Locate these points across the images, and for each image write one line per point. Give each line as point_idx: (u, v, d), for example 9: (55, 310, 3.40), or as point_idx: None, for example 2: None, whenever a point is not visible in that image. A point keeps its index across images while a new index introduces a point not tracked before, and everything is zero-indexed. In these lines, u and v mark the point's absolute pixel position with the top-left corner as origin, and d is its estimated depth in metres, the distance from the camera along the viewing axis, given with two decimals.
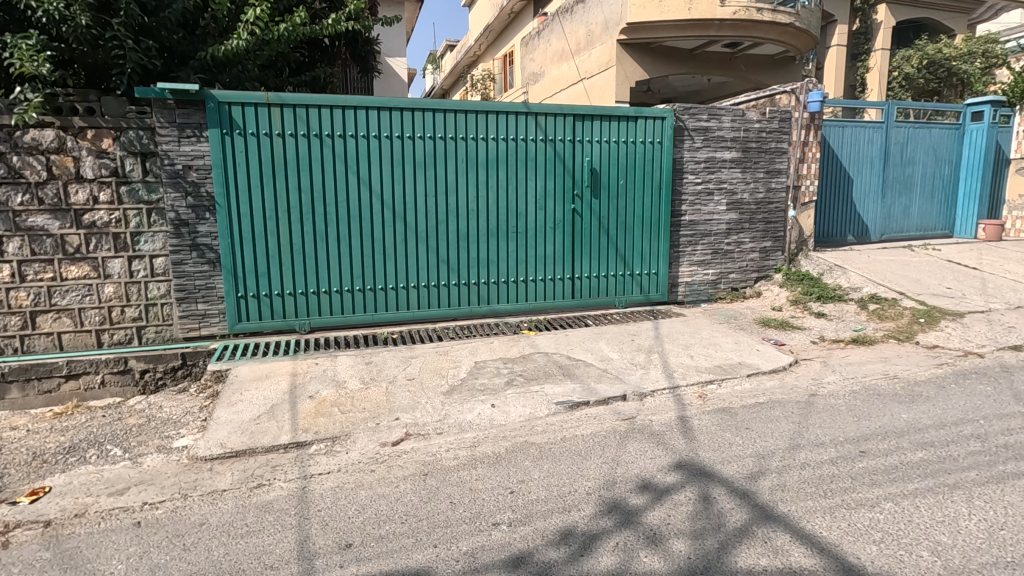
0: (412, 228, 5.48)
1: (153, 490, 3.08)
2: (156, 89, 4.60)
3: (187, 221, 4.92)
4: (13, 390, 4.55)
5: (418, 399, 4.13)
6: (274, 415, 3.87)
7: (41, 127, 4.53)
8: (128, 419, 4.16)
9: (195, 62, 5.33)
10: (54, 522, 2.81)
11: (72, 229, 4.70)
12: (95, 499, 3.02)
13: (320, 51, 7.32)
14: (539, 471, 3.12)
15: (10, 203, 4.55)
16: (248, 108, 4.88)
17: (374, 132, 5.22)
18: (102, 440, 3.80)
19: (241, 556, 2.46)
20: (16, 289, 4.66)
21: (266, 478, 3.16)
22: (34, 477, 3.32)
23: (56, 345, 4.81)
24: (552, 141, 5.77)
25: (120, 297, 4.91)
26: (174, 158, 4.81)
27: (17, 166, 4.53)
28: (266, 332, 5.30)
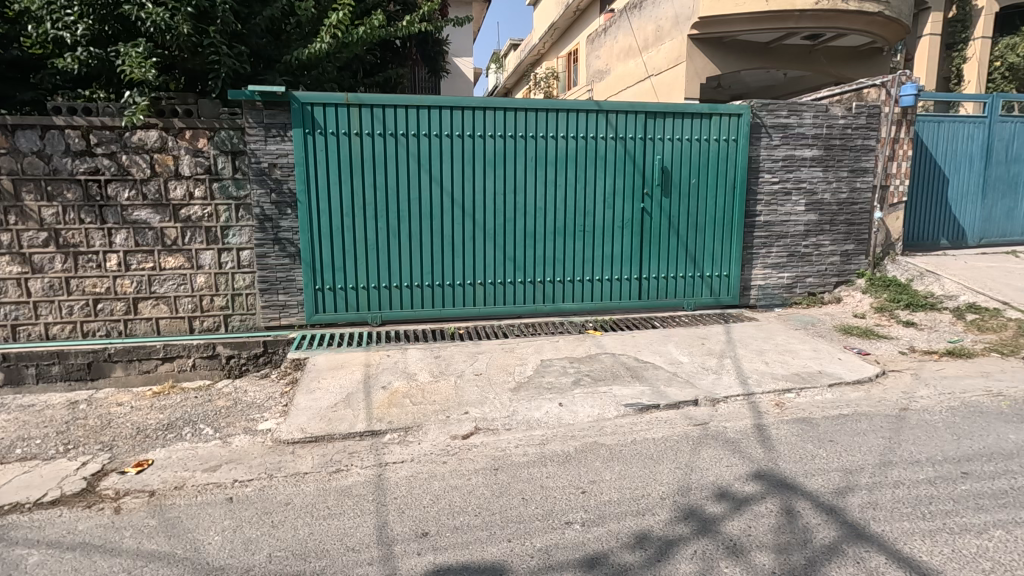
0: (480, 226, 5.55)
1: (241, 469, 3.28)
2: (248, 91, 4.87)
3: (271, 217, 5.20)
4: (117, 369, 4.98)
5: (487, 394, 4.19)
6: (350, 404, 4.02)
7: (147, 128, 4.90)
8: (217, 401, 4.44)
9: (281, 66, 5.61)
10: (157, 492, 3.05)
11: (171, 222, 5.07)
12: (192, 473, 3.25)
13: (392, 53, 7.54)
14: (610, 473, 3.09)
15: (119, 198, 4.96)
16: (329, 108, 5.09)
17: (446, 131, 5.33)
18: (195, 419, 4.08)
19: (324, 537, 2.57)
20: (122, 277, 5.08)
21: (344, 464, 3.30)
22: (139, 450, 3.61)
23: (155, 329, 5.21)
24: (622, 139, 5.68)
25: (211, 286, 5.25)
26: (261, 156, 5.09)
27: (125, 164, 4.93)
28: (341, 324, 5.53)
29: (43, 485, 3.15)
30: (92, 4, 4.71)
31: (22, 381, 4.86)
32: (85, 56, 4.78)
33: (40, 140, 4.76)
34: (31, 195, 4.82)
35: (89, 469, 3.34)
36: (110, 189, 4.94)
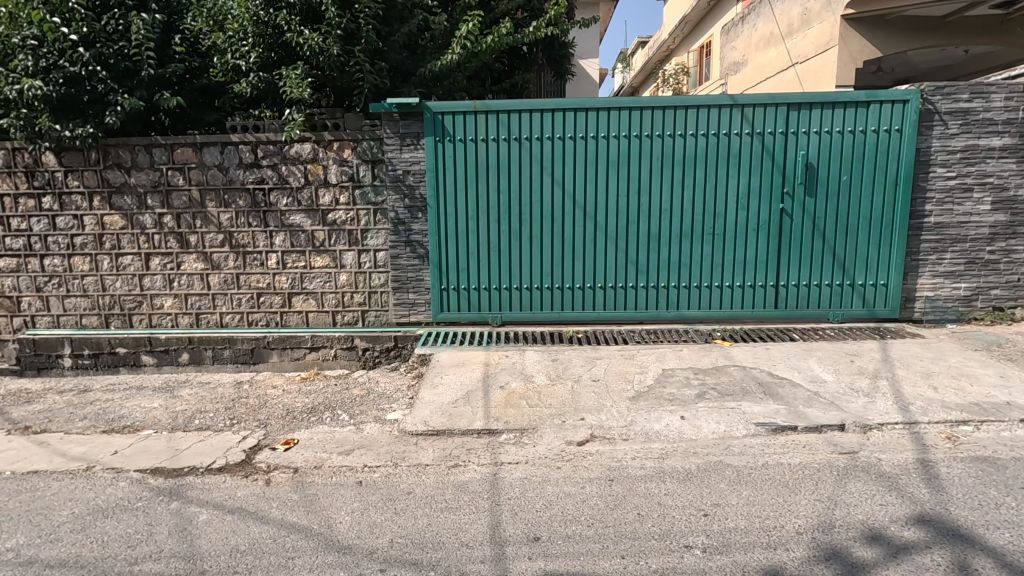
0: (601, 229, 5.45)
1: (370, 455, 3.53)
2: (386, 104, 5.20)
3: (404, 220, 5.55)
4: (273, 355, 5.64)
5: (604, 401, 4.08)
6: (469, 401, 4.15)
7: (302, 141, 5.49)
8: (353, 389, 4.84)
9: (416, 79, 5.97)
10: (300, 469, 3.39)
11: (319, 226, 5.63)
12: (329, 455, 3.56)
13: (519, 59, 7.68)
14: (737, 498, 2.84)
15: (279, 205, 5.62)
16: (458, 116, 5.32)
17: (569, 133, 5.30)
18: (335, 405, 4.48)
19: (441, 530, 2.67)
20: (280, 275, 5.74)
21: (462, 459, 3.41)
22: (288, 430, 4.04)
23: (305, 321, 5.82)
24: (759, 134, 5.23)
25: (351, 284, 5.73)
26: (396, 164, 5.45)
27: (284, 174, 5.56)
28: (464, 323, 5.74)
29: (213, 453, 3.65)
30: (261, 35, 5.38)
31: (202, 361, 5.69)
32: (256, 80, 5.52)
33: (221, 155, 5.54)
34: (212, 203, 5.63)
35: (248, 443, 3.81)
36: (272, 197, 5.61)
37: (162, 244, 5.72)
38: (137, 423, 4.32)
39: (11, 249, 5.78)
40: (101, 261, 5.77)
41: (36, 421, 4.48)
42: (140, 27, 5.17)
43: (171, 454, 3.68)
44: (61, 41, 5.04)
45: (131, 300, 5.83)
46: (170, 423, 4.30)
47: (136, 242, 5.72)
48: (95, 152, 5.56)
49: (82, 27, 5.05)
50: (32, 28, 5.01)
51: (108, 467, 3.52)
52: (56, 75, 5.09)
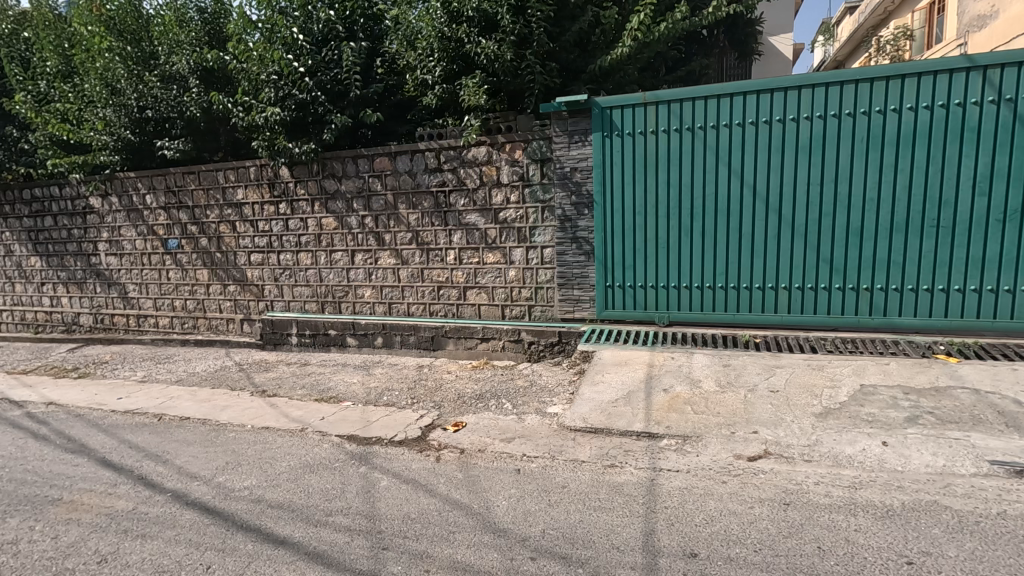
0: (787, 222, 4.87)
1: (529, 445, 3.64)
2: (555, 104, 5.35)
3: (570, 217, 5.60)
4: (450, 343, 6.14)
5: (782, 415, 3.65)
6: (629, 401, 4.04)
7: (479, 145, 5.86)
8: (518, 380, 5.05)
9: (586, 76, 5.97)
10: (466, 451, 3.64)
11: (492, 224, 5.97)
12: (492, 440, 3.76)
13: (698, 44, 7.21)
14: (956, 549, 2.32)
15: (458, 205, 6.08)
16: (627, 109, 5.20)
17: (750, 118, 4.84)
18: (500, 394, 4.71)
19: (593, 528, 2.64)
20: (457, 269, 6.21)
21: (619, 460, 3.33)
22: (458, 413, 4.36)
23: (478, 313, 6.21)
24: (1009, 100, 4.19)
25: (519, 280, 5.96)
26: (564, 162, 5.52)
27: (463, 176, 6.00)
28: (629, 322, 5.60)
29: (396, 427, 4.11)
30: (445, 49, 5.85)
31: (392, 345, 6.44)
32: (441, 92, 6.04)
33: (411, 162, 6.19)
34: (403, 205, 6.32)
35: (425, 421, 4.20)
36: (452, 198, 6.09)
37: (363, 242, 6.59)
38: (340, 395, 5.06)
39: (258, 246, 7.17)
40: (319, 256, 6.86)
41: (270, 386, 5.51)
42: (350, 55, 6.05)
43: (363, 424, 4.23)
44: (293, 74, 6.14)
45: (340, 290, 6.83)
46: (364, 397, 4.95)
47: (345, 241, 6.68)
48: (316, 165, 6.61)
49: (307, 60, 6.09)
50: (274, 66, 6.17)
51: (317, 430, 4.18)
52: (290, 103, 6.21)
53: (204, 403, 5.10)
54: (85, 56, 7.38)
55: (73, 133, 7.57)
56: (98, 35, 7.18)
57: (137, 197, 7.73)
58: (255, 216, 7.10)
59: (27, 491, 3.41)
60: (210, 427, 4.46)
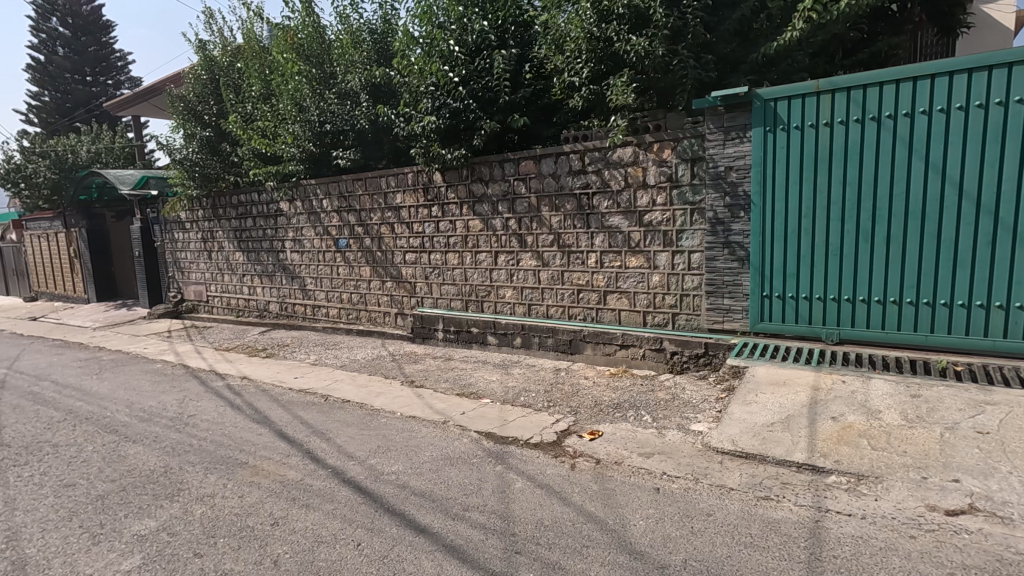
0: (1004, 227, 4.02)
1: (671, 463, 3.41)
2: (711, 98, 4.95)
3: (723, 220, 5.17)
4: (587, 348, 6.04)
5: (993, 463, 2.98)
6: (789, 427, 3.59)
7: (625, 146, 5.68)
8: (659, 392, 4.79)
9: (746, 66, 5.48)
10: (602, 462, 3.51)
11: (636, 227, 5.75)
12: (630, 453, 3.59)
13: (886, 20, 6.24)
14: None
15: (601, 208, 5.96)
16: (795, 100, 4.68)
17: (957, 102, 4.06)
18: (640, 404, 4.51)
19: (743, 567, 2.37)
20: (598, 273, 6.09)
21: (775, 493, 2.97)
22: (594, 421, 4.24)
23: (617, 319, 6.03)
24: None
25: (663, 285, 5.67)
26: (718, 161, 5.12)
27: (607, 178, 5.87)
28: (788, 337, 5.01)
29: (531, 430, 4.13)
30: (594, 49, 5.75)
31: (530, 346, 6.53)
32: (587, 93, 5.95)
33: (554, 164, 6.21)
34: (546, 207, 6.36)
35: (560, 426, 4.16)
36: (595, 200, 5.99)
37: (507, 244, 6.75)
38: (479, 392, 5.23)
39: (413, 247, 7.72)
40: (465, 256, 7.18)
41: (417, 378, 5.89)
42: (501, 63, 6.24)
43: (500, 423, 4.30)
44: (448, 85, 6.51)
45: (483, 290, 7.08)
46: (503, 396, 5.06)
47: (489, 242, 6.91)
48: (465, 170, 6.94)
49: (462, 70, 6.42)
50: (432, 77, 6.60)
51: (458, 424, 4.35)
52: (444, 112, 6.59)
53: (362, 388, 5.60)
54: (280, 80, 8.57)
55: (270, 146, 8.83)
56: (291, 61, 8.30)
57: (315, 202, 8.78)
58: (410, 218, 7.66)
59: (224, 452, 4.01)
60: (365, 411, 4.87)
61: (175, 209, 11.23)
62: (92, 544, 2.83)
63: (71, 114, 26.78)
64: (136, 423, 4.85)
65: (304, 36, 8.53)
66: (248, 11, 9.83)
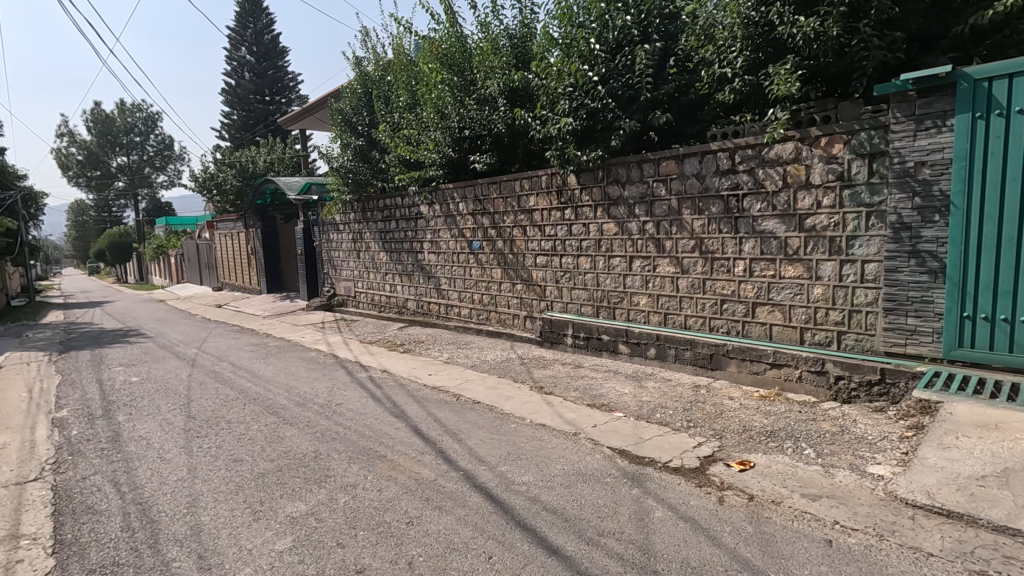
0: None
1: (844, 511, 2.89)
2: (898, 81, 4.24)
3: (910, 225, 4.38)
4: (732, 365, 5.50)
5: None
6: (1007, 483, 2.88)
7: (785, 141, 5.07)
8: (822, 422, 4.17)
9: (946, 42, 4.60)
10: (756, 498, 3.09)
11: (795, 232, 5.10)
12: (790, 493, 3.13)
13: None
14: None
15: (752, 211, 5.39)
16: (1020, 78, 3.81)
17: None
18: (799, 435, 3.95)
19: None
20: (746, 282, 5.51)
21: (994, 569, 2.36)
22: (744, 449, 3.79)
23: (768, 334, 5.40)
24: None
25: (827, 299, 4.96)
26: (905, 156, 4.35)
27: (761, 178, 5.29)
28: (997, 369, 4.10)
29: (671, 452, 3.80)
30: (750, 37, 5.19)
31: (665, 358, 6.13)
32: (741, 84, 5.41)
33: (700, 164, 5.75)
34: (688, 210, 5.91)
35: (704, 451, 3.78)
36: (746, 202, 5.43)
37: (643, 248, 6.40)
38: (611, 404, 4.97)
39: (544, 250, 7.66)
40: (598, 261, 6.94)
41: (547, 384, 5.78)
42: (643, 58, 5.91)
43: (636, 441, 4.02)
44: (587, 84, 6.32)
45: (615, 296, 6.79)
46: (636, 411, 4.76)
47: (624, 246, 6.61)
48: (601, 171, 6.71)
49: (602, 69, 6.20)
50: (570, 78, 6.47)
51: (590, 438, 4.15)
52: (581, 112, 6.41)
53: (492, 390, 5.63)
54: (424, 90, 9.02)
55: (413, 153, 9.34)
56: (435, 71, 8.70)
57: (453, 205, 9.10)
58: (542, 221, 7.60)
59: (365, 443, 4.21)
60: (495, 414, 4.86)
61: (331, 212, 12.39)
62: (253, 520, 3.08)
63: (254, 130, 31.03)
64: (292, 407, 5.32)
65: (447, 46, 8.90)
66: (399, 26, 10.53)
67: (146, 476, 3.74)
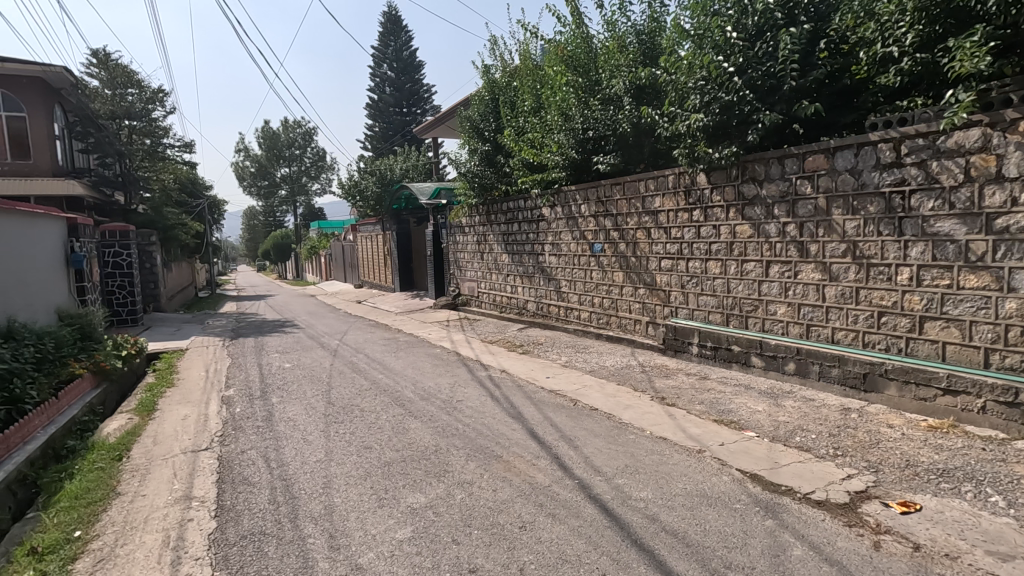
0: None
1: None
2: None
3: None
4: (892, 388, 4.78)
5: None
6: None
7: (968, 126, 4.29)
8: (1015, 465, 3.45)
9: None
10: (923, 549, 2.63)
11: (979, 234, 4.30)
12: (970, 547, 2.61)
13: None
14: None
15: (921, 209, 4.65)
16: None
17: None
18: (981, 478, 3.31)
19: None
20: (912, 292, 4.76)
21: None
22: (906, 488, 3.25)
23: (939, 354, 4.61)
24: None
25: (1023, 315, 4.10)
26: None
27: (934, 171, 4.53)
28: None
29: (813, 482, 3.38)
30: (924, 8, 4.48)
31: (808, 375, 5.51)
32: (911, 64, 4.68)
33: (855, 158, 5.08)
34: (839, 209, 5.26)
35: (855, 485, 3.31)
36: (913, 200, 4.70)
37: (783, 252, 5.81)
38: (742, 422, 4.57)
39: (670, 253, 7.29)
40: (730, 265, 6.44)
41: (669, 394, 5.48)
42: (788, 43, 5.35)
43: (771, 466, 3.64)
44: (722, 76, 5.88)
45: (748, 303, 6.25)
46: (772, 432, 4.31)
47: (760, 250, 6.06)
48: (736, 169, 6.22)
49: (739, 58, 5.72)
50: (703, 71, 6.07)
51: (716, 457, 3.84)
52: (714, 107, 5.98)
53: (610, 397, 5.46)
54: (550, 93, 9.07)
55: (537, 156, 9.42)
56: (561, 73, 8.68)
57: (574, 207, 9.03)
58: (668, 223, 7.24)
59: (482, 442, 4.29)
60: (613, 423, 4.70)
61: (458, 216, 12.94)
62: (378, 507, 3.26)
63: (393, 140, 33.57)
64: (417, 400, 5.61)
65: (573, 47, 8.85)
66: (526, 32, 10.71)
67: (291, 455, 4.15)
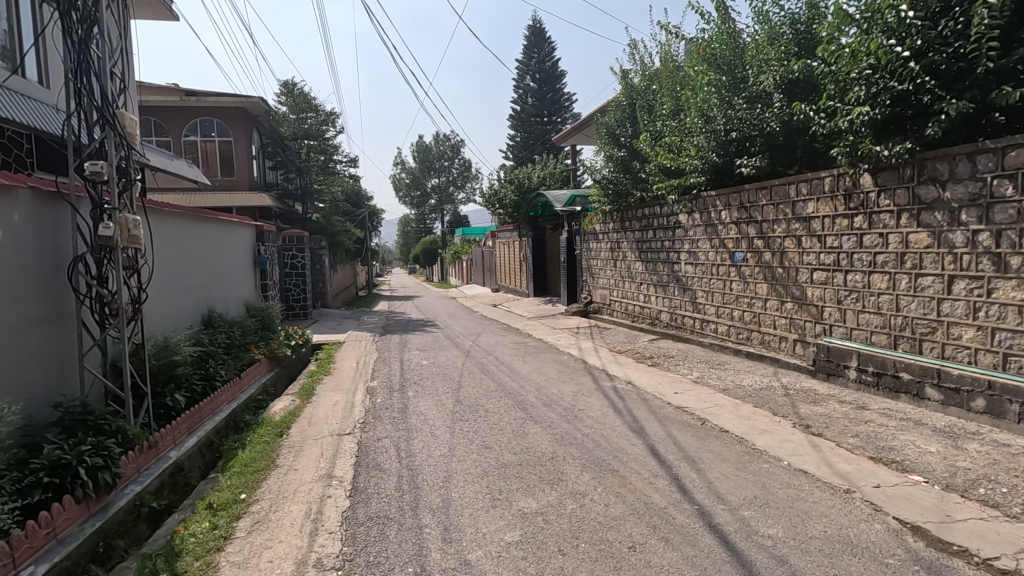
0: None
1: None
2: None
3: None
4: None
5: None
6: None
7: None
8: None
9: None
10: None
11: None
12: None
13: None
14: None
15: None
16: None
17: None
18: None
19: None
20: None
21: None
22: None
23: None
24: None
25: None
26: None
27: None
28: None
29: (998, 546, 2.79)
30: None
31: (1002, 414, 4.57)
32: None
33: None
34: None
35: None
36: None
37: (972, 265, 4.89)
38: (906, 462, 3.92)
39: (824, 264, 6.52)
40: (900, 280, 5.58)
41: (815, 423, 4.89)
42: (983, 17, 4.50)
43: (941, 519, 3.08)
44: (894, 62, 5.13)
45: (923, 325, 5.36)
46: (946, 478, 3.65)
47: (940, 263, 5.17)
48: (911, 168, 5.38)
49: (916, 41, 4.94)
50: (871, 58, 5.35)
51: (869, 500, 3.34)
52: (884, 98, 5.25)
53: (744, 420, 5.03)
54: (690, 94, 8.66)
55: (674, 160, 9.03)
56: (702, 73, 8.24)
57: (714, 214, 8.50)
58: (823, 230, 6.49)
59: (600, 454, 4.20)
60: (745, 448, 4.32)
61: (592, 222, 12.89)
62: (492, 506, 3.35)
63: (533, 148, 34.54)
64: (540, 405, 5.68)
65: (718, 44, 8.28)
66: (668, 33, 10.36)
67: (418, 447, 4.45)
